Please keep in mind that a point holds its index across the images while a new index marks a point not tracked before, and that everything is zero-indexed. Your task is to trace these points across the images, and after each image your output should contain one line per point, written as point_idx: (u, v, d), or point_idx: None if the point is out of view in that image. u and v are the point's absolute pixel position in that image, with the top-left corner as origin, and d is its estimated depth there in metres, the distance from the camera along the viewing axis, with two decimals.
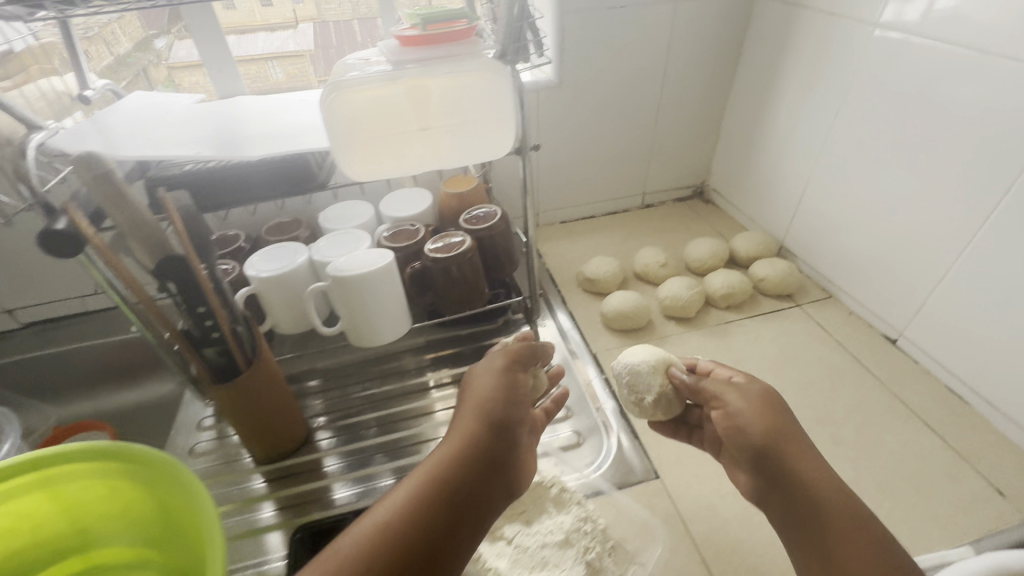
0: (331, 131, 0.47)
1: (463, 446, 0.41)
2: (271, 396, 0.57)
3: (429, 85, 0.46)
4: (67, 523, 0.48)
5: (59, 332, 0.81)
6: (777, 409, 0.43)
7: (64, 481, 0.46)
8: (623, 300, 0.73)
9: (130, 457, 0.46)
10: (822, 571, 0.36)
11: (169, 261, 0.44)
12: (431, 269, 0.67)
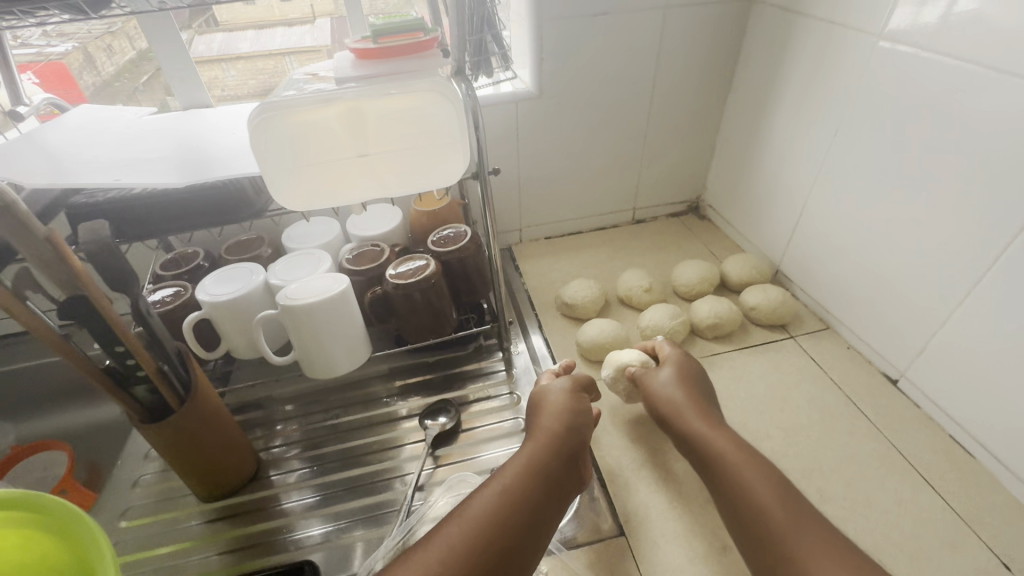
0: (260, 157, 0.42)
1: (553, 444, 0.49)
2: (212, 434, 0.54)
3: (367, 108, 0.42)
4: None
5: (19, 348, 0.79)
6: (688, 382, 0.55)
7: None
8: (600, 330, 0.68)
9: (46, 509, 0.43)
10: (728, 493, 0.45)
11: (76, 301, 0.40)
12: (392, 295, 0.63)
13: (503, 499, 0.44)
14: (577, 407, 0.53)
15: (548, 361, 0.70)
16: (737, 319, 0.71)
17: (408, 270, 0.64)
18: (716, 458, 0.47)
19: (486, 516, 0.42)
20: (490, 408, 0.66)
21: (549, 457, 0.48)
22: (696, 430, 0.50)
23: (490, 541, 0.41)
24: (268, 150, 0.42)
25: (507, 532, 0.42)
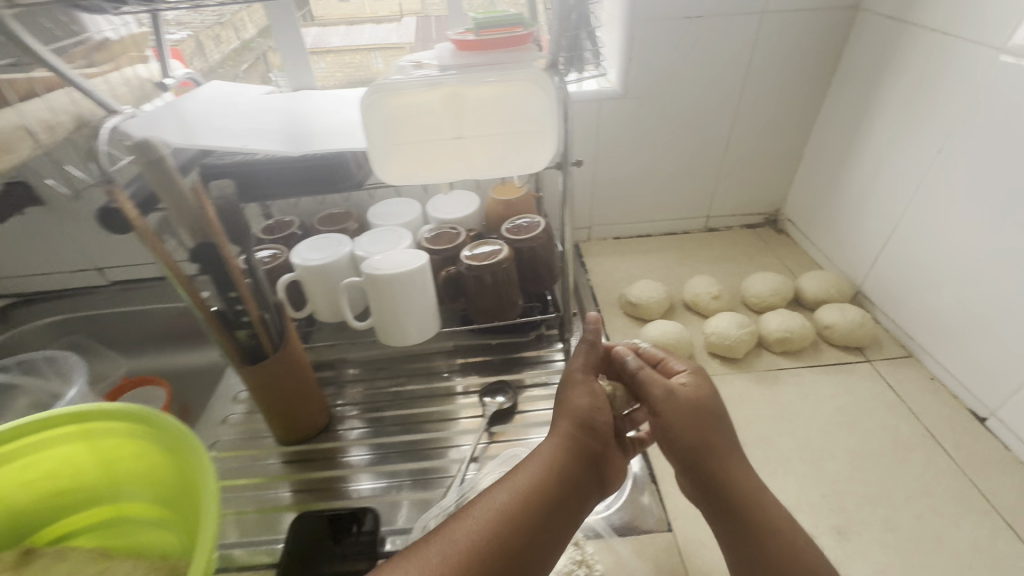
0: (367, 133, 0.47)
1: (572, 443, 0.45)
2: (296, 383, 0.59)
3: (467, 94, 0.45)
4: (105, 474, 0.52)
5: (136, 294, 0.90)
6: (708, 413, 0.45)
7: (106, 435, 0.50)
8: (663, 331, 0.69)
9: (158, 424, 0.48)
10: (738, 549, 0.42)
11: (206, 247, 0.46)
12: (465, 275, 0.67)
13: (510, 509, 0.41)
14: (602, 408, 0.47)
15: None
16: (810, 336, 0.68)
17: (483, 253, 0.67)
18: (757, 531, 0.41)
19: (495, 519, 0.40)
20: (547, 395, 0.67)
21: (568, 462, 0.44)
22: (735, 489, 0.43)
23: (492, 553, 0.39)
24: (375, 128, 0.47)
25: (508, 540, 0.39)
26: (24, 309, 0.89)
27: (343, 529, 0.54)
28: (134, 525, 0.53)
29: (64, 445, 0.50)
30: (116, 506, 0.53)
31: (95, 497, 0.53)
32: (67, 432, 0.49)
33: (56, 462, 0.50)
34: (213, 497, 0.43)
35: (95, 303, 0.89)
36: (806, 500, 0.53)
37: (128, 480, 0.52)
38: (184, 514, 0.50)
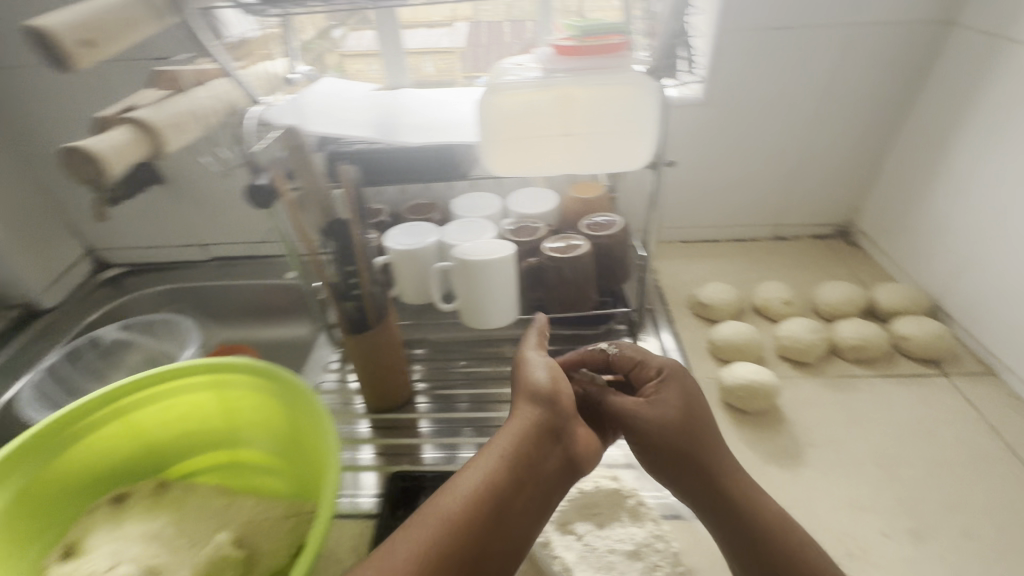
0: (482, 124, 0.52)
1: (523, 432, 0.47)
2: (389, 355, 0.65)
3: (578, 95, 0.49)
4: (227, 421, 0.59)
5: (232, 270, 0.98)
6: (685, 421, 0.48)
7: (232, 385, 0.57)
8: (735, 331, 0.70)
9: (280, 380, 0.54)
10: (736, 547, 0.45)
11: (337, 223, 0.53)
12: (545, 266, 0.71)
13: (470, 494, 0.43)
14: (555, 393, 0.49)
15: (676, 354, 0.73)
16: (884, 346, 0.69)
17: (564, 247, 0.70)
18: (759, 526, 0.45)
19: (453, 513, 0.42)
20: None
21: (521, 450, 0.46)
22: (732, 489, 0.46)
23: (452, 544, 0.41)
24: (490, 120, 0.51)
25: (467, 531, 0.42)
26: (136, 278, 0.99)
27: (399, 505, 0.59)
28: (248, 469, 0.59)
29: (197, 392, 0.57)
30: (234, 452, 0.60)
31: (216, 441, 0.59)
32: (202, 380, 0.56)
33: (189, 407, 0.58)
34: (336, 448, 0.48)
35: (197, 276, 0.97)
36: (879, 502, 0.54)
37: (245, 429, 0.59)
38: (296, 462, 0.56)
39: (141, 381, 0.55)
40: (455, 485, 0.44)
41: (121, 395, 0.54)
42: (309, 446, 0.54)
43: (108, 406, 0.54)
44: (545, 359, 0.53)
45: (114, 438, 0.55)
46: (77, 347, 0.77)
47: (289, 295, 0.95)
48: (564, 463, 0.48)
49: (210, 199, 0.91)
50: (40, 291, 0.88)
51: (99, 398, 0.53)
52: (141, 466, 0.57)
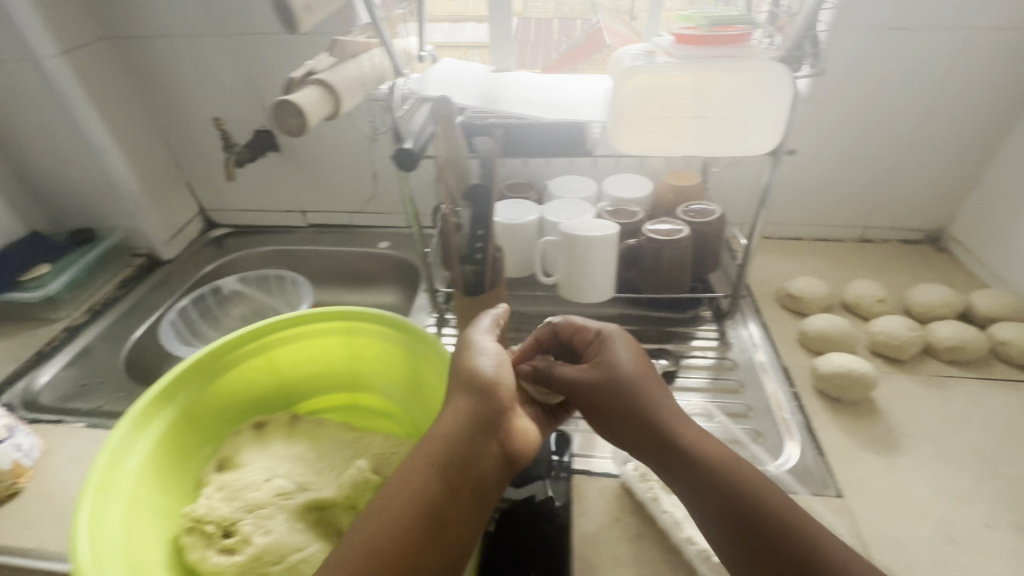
0: (612, 105, 0.55)
1: (453, 428, 0.46)
2: (496, 319, 0.68)
3: (716, 79, 0.52)
4: (350, 365, 0.64)
5: (328, 237, 1.04)
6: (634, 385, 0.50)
7: (362, 334, 0.62)
8: (828, 323, 0.72)
9: (410, 332, 0.59)
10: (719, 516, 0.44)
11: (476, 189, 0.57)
12: (644, 248, 0.73)
13: (404, 504, 0.43)
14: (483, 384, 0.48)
15: (765, 342, 0.75)
16: (983, 349, 0.69)
17: (664, 230, 0.73)
18: (733, 485, 0.44)
19: (388, 520, 0.42)
20: (707, 367, 0.73)
21: (451, 447, 0.45)
22: (687, 442, 0.47)
23: (388, 553, 0.41)
24: (621, 102, 0.55)
25: (401, 539, 0.41)
26: (237, 239, 1.05)
27: None
28: (364, 412, 0.65)
29: (330, 336, 0.62)
30: (355, 395, 0.65)
31: (339, 383, 0.65)
32: (335, 326, 0.61)
33: (320, 350, 0.63)
34: None
35: (296, 240, 1.04)
36: (978, 496, 0.55)
37: (368, 376, 0.64)
38: (413, 408, 0.61)
39: (285, 321, 0.60)
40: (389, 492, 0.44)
41: (268, 331, 0.59)
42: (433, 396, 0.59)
43: (255, 340, 0.59)
44: (492, 343, 0.52)
45: (257, 370, 0.60)
46: (205, 297, 0.85)
47: (381, 264, 1.01)
48: (502, 456, 0.47)
49: (315, 167, 0.97)
50: (161, 244, 0.95)
51: (251, 331, 0.58)
52: (273, 397, 0.62)
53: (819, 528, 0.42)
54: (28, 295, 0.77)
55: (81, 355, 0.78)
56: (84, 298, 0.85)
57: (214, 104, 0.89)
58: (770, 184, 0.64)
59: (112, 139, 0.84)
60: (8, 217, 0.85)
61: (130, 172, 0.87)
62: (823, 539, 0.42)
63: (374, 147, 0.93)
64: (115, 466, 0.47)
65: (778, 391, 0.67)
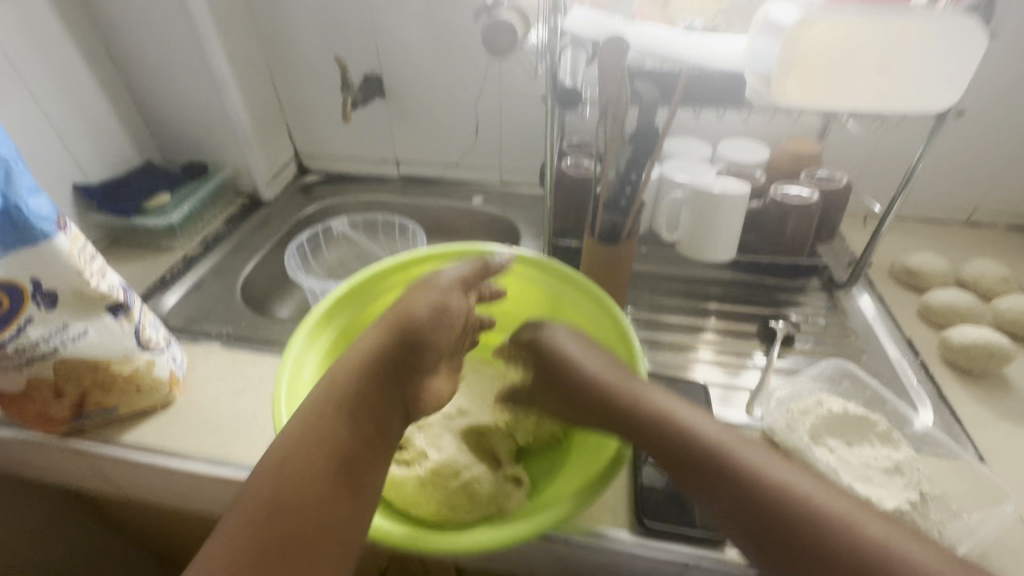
0: (785, 52, 0.53)
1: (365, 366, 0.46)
2: (624, 272, 0.68)
3: (910, 29, 0.50)
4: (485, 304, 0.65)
5: (421, 188, 1.05)
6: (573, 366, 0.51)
7: (500, 272, 0.62)
8: (954, 298, 0.71)
9: (555, 273, 0.59)
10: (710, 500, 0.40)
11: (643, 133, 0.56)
12: (770, 210, 0.73)
13: (308, 448, 0.41)
14: (397, 333, 0.49)
15: (884, 313, 0.74)
16: None
17: (792, 193, 0.73)
18: (689, 452, 0.42)
19: (289, 450, 0.41)
20: (826, 333, 0.72)
21: (359, 382, 0.45)
22: (622, 406, 0.46)
23: (288, 484, 0.39)
24: (797, 49, 0.52)
25: (301, 473, 0.40)
26: (328, 186, 1.06)
27: None
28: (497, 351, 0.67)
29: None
30: (485, 335, 0.67)
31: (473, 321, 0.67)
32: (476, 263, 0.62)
33: None
34: (631, 336, 0.52)
35: (389, 190, 1.05)
36: None
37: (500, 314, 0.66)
38: None
39: (428, 254, 0.60)
40: (289, 436, 0.42)
41: (412, 264, 0.60)
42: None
43: (401, 272, 0.60)
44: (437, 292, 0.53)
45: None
46: (317, 236, 0.86)
47: (473, 218, 1.01)
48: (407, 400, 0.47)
49: (417, 116, 0.96)
50: (264, 185, 0.96)
51: (398, 263, 0.59)
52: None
53: (770, 467, 0.40)
54: (154, 222, 0.79)
55: (200, 284, 0.80)
56: (196, 230, 0.87)
57: (328, 45, 0.89)
58: (920, 159, 0.62)
59: (232, 72, 0.84)
60: (126, 146, 0.86)
61: (245, 109, 0.88)
62: (775, 477, 0.39)
63: (479, 98, 0.92)
64: (298, 377, 0.49)
65: (902, 359, 0.67)
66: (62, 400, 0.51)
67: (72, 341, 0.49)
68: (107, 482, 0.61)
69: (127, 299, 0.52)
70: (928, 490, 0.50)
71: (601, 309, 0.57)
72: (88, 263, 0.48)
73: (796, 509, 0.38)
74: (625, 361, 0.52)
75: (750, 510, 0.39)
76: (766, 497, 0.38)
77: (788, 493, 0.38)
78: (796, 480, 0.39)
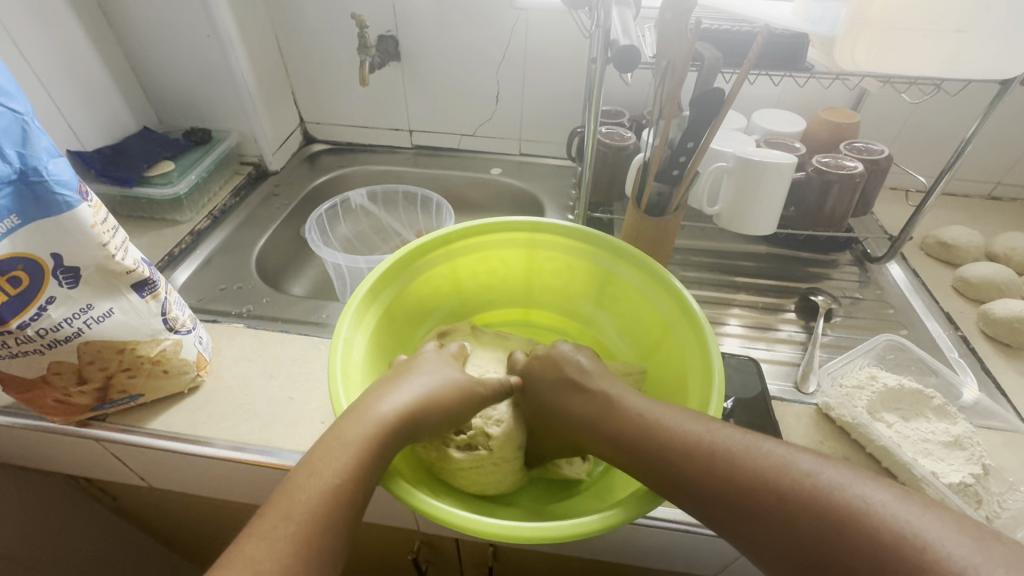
0: (853, 14, 0.49)
1: (355, 473, 0.37)
2: (666, 247, 0.65)
3: None
4: (527, 280, 0.62)
5: (434, 159, 1.00)
6: (565, 387, 0.49)
7: (545, 247, 0.59)
8: (990, 271, 0.71)
9: (607, 247, 0.56)
10: (723, 507, 0.36)
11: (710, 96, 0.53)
12: (812, 181, 0.70)
13: (317, 502, 0.36)
14: (394, 431, 0.41)
15: (920, 286, 0.74)
16: None
17: (839, 164, 0.70)
18: (683, 464, 0.38)
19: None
20: (864, 306, 0.72)
21: (346, 496, 0.36)
22: (593, 426, 0.45)
23: None
24: (869, 9, 0.48)
25: None
26: (335, 156, 1.00)
27: None
28: (541, 327, 0.66)
29: (512, 248, 0.59)
30: (527, 311, 0.66)
31: (515, 297, 0.65)
32: (519, 237, 0.58)
33: (499, 261, 0.60)
34: (697, 311, 0.50)
35: (402, 161, 0.99)
36: None
37: (544, 291, 0.63)
38: (600, 321, 0.62)
39: (470, 228, 0.56)
40: (299, 485, 0.36)
41: (453, 238, 0.56)
42: (631, 309, 0.58)
43: (442, 246, 0.56)
44: (432, 381, 0.46)
45: (440, 277, 0.58)
46: (335, 207, 0.81)
47: (492, 190, 0.97)
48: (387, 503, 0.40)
49: (433, 82, 0.91)
50: (271, 154, 0.90)
51: (440, 238, 0.55)
52: (451, 306, 0.62)
53: (729, 437, 0.38)
54: (159, 192, 0.73)
55: (210, 261, 0.75)
56: (202, 202, 0.81)
57: (340, 2, 0.82)
58: (975, 133, 0.61)
59: (237, 29, 0.77)
60: (121, 109, 0.79)
61: (251, 71, 0.81)
62: (736, 447, 0.37)
63: (502, 63, 0.87)
64: (349, 358, 0.46)
65: (942, 333, 0.67)
66: (85, 385, 0.47)
67: (96, 322, 0.44)
68: (130, 472, 0.57)
69: (153, 276, 0.48)
70: (990, 463, 0.50)
71: (660, 286, 0.54)
72: (112, 235, 0.43)
73: (755, 475, 0.35)
74: (691, 337, 0.50)
75: (727, 497, 0.36)
76: (741, 481, 0.35)
77: (749, 458, 0.36)
78: (757, 447, 0.37)
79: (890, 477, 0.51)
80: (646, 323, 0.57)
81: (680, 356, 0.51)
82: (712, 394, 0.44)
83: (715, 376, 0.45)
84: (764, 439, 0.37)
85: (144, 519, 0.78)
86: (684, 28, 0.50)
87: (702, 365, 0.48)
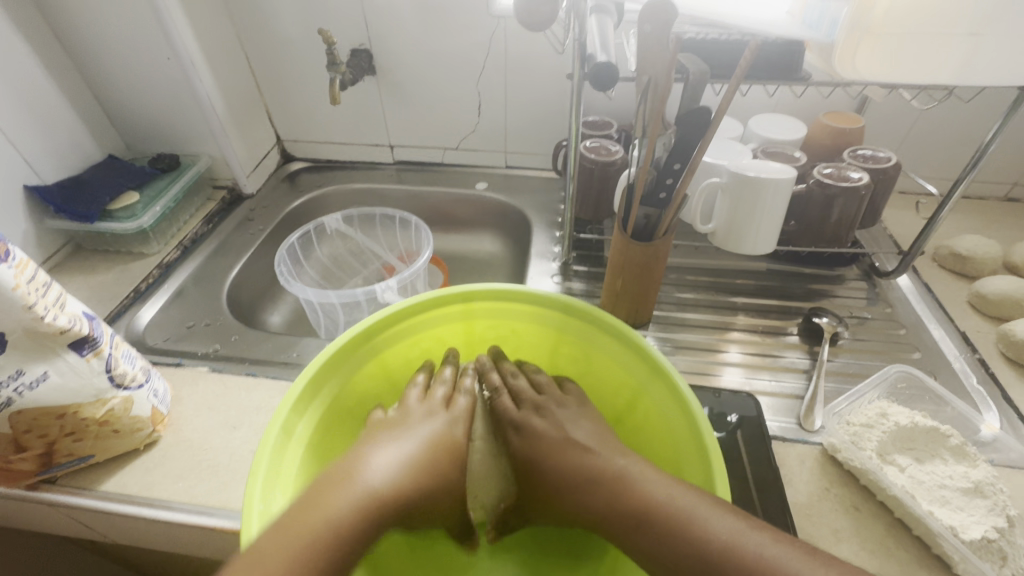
0: (855, 15, 0.43)
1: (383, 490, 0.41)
2: (651, 275, 0.61)
3: None
4: (466, 349, 0.61)
5: (417, 174, 0.95)
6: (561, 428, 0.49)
7: (485, 316, 0.58)
8: (1010, 285, 0.66)
9: (563, 309, 0.56)
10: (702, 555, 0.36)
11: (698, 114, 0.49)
12: (814, 194, 0.65)
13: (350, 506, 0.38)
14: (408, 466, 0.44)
15: (934, 302, 0.69)
16: None
17: (843, 174, 0.64)
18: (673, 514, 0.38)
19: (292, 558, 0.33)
20: (875, 327, 0.66)
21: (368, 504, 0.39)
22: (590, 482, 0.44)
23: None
24: (870, 11, 0.42)
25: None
26: (314, 175, 0.96)
27: None
28: None
29: (437, 326, 0.58)
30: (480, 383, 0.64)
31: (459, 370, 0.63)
32: (457, 309, 0.57)
33: (435, 338, 0.59)
34: (674, 371, 0.49)
35: (383, 177, 0.95)
36: None
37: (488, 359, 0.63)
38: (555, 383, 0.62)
39: (404, 310, 0.54)
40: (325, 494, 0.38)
41: (376, 331, 0.53)
42: (588, 367, 0.58)
43: (365, 343, 0.52)
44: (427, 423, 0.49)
45: (370, 378, 0.55)
46: (309, 233, 0.77)
47: (478, 206, 0.93)
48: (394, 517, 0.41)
49: (411, 95, 0.86)
50: (245, 176, 0.86)
51: (368, 329, 0.52)
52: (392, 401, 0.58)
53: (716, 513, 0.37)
54: (122, 226, 0.70)
55: (182, 293, 0.71)
56: (171, 232, 0.78)
57: (309, 17, 0.78)
58: (993, 138, 0.55)
59: (201, 51, 0.74)
60: (84, 137, 0.76)
61: (217, 92, 0.78)
62: (763, 552, 0.34)
63: (483, 73, 0.82)
64: (282, 465, 0.44)
65: (959, 356, 0.62)
66: (25, 451, 0.44)
67: (29, 389, 0.41)
68: (89, 528, 0.53)
69: (94, 332, 0.45)
70: (1015, 514, 0.45)
71: (624, 346, 0.53)
72: (41, 294, 0.40)
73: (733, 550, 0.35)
74: (665, 398, 0.50)
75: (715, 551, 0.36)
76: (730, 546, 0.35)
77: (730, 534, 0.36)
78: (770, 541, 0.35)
79: (905, 528, 0.47)
80: (612, 385, 0.57)
81: (657, 410, 0.51)
82: (711, 456, 0.43)
83: (710, 450, 0.43)
84: (792, 544, 0.35)
85: (125, 556, 0.75)
86: (666, 40, 0.44)
87: (682, 426, 0.48)
